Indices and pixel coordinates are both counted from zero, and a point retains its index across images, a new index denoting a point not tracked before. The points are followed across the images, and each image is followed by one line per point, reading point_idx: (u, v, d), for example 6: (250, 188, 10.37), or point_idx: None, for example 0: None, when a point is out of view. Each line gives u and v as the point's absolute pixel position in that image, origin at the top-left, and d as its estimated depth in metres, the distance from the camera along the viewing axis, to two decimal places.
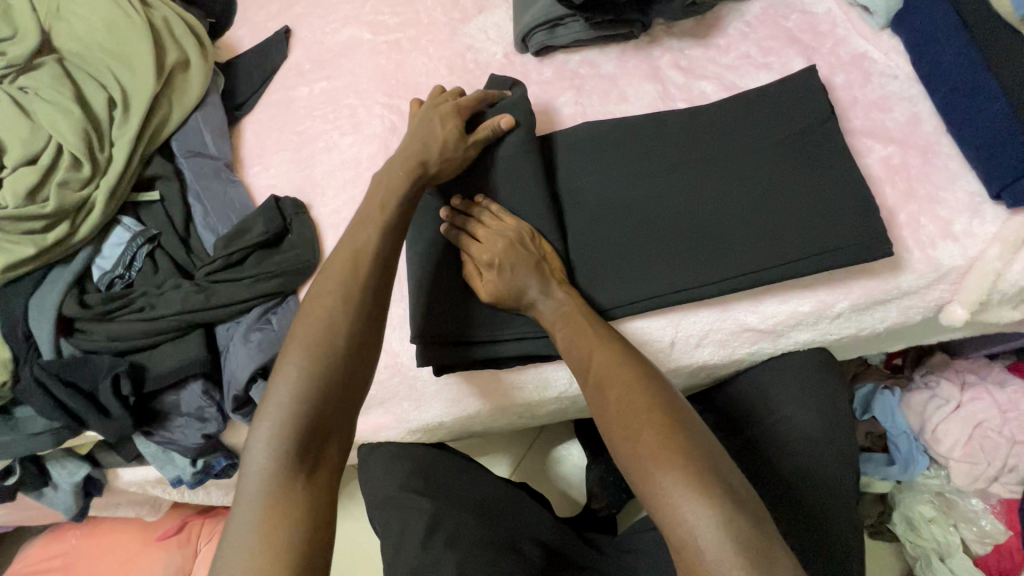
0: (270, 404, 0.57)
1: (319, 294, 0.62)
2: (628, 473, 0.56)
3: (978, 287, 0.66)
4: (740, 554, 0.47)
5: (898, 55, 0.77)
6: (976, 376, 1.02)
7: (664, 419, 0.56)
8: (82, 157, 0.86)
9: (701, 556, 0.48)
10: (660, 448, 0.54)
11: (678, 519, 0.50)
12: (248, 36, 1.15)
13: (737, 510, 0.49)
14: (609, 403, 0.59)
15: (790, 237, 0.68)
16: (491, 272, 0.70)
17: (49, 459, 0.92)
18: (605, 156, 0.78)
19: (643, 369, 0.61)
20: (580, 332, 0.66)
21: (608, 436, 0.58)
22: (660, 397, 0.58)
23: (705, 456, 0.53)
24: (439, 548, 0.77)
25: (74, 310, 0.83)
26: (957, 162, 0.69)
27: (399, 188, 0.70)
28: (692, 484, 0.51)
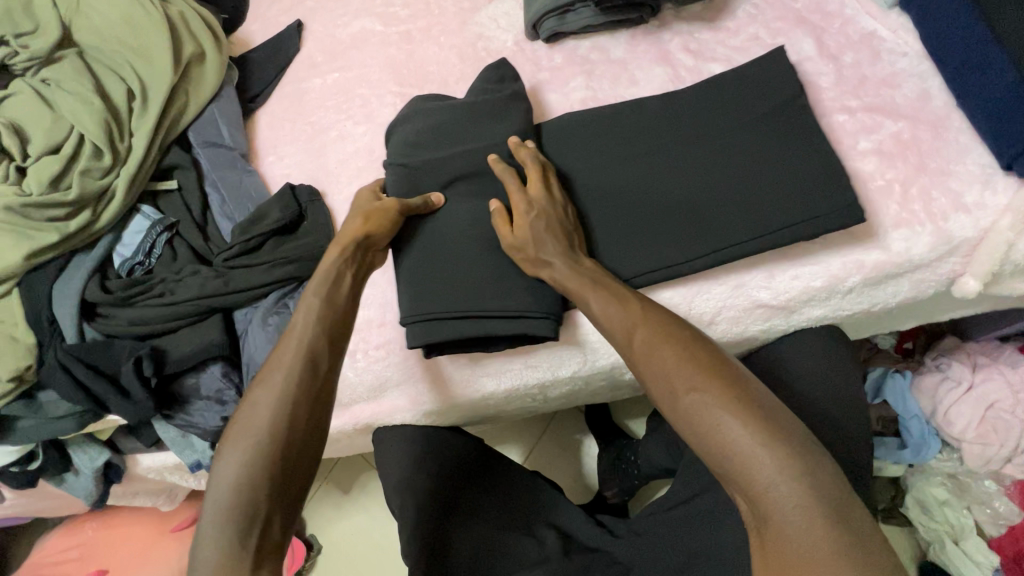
0: (210, 497, 0.56)
1: (263, 379, 0.62)
2: (688, 431, 0.55)
3: (990, 258, 0.66)
4: (821, 502, 0.49)
5: (906, 33, 0.78)
6: (988, 358, 1.02)
7: (722, 377, 0.56)
8: (103, 145, 0.88)
9: (778, 507, 0.49)
10: (723, 405, 0.54)
11: (757, 471, 0.51)
12: (260, 31, 1.17)
13: (811, 461, 0.51)
14: (662, 362, 0.59)
15: (763, 210, 0.70)
16: (523, 215, 0.71)
17: (69, 444, 0.94)
18: (589, 141, 0.79)
19: (688, 331, 0.61)
20: (624, 297, 0.65)
21: (663, 394, 0.58)
22: (711, 357, 0.58)
23: (766, 409, 0.54)
24: (456, 530, 0.82)
25: (96, 296, 0.84)
26: (967, 136, 0.70)
27: (337, 267, 0.70)
28: (761, 438, 0.52)
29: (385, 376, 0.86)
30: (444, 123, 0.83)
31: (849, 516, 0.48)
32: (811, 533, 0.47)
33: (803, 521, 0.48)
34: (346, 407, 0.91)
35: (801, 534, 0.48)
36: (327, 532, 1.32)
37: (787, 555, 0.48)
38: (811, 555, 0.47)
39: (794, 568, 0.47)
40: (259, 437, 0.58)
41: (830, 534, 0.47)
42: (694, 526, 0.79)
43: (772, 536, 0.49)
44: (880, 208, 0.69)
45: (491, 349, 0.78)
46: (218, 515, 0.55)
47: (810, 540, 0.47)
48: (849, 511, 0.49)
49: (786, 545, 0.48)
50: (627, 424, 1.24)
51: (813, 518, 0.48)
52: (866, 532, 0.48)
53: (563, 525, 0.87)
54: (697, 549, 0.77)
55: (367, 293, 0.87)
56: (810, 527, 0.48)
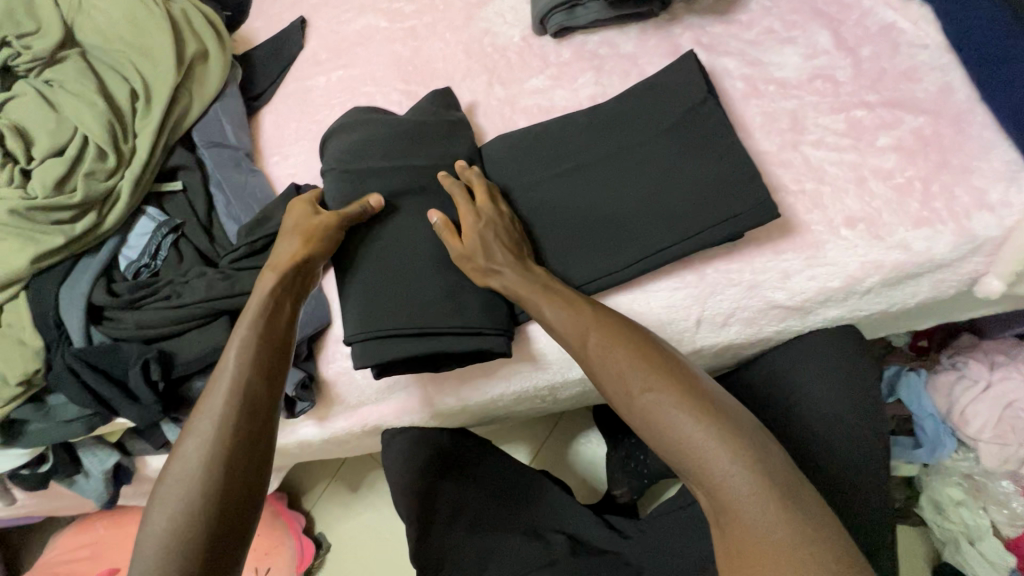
0: (150, 529, 0.55)
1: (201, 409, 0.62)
2: (644, 429, 0.57)
3: (1015, 258, 0.64)
4: (773, 487, 0.50)
5: (928, 24, 0.75)
6: (1007, 356, 1.00)
7: (672, 374, 0.58)
8: (107, 147, 0.87)
9: (733, 497, 0.51)
10: (675, 401, 0.56)
11: (712, 462, 0.52)
12: (264, 28, 1.15)
13: (760, 447, 0.53)
14: (616, 365, 0.60)
15: (687, 211, 0.70)
16: (470, 226, 0.71)
17: (80, 446, 0.94)
18: (519, 158, 0.80)
19: (637, 331, 0.63)
20: (577, 302, 0.66)
21: (618, 395, 0.59)
22: (661, 355, 0.60)
23: (715, 402, 0.56)
24: (465, 532, 0.81)
25: (102, 299, 0.84)
26: (992, 131, 0.68)
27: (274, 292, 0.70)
28: (713, 430, 0.53)
29: (393, 378, 0.85)
30: (387, 137, 0.82)
31: (801, 500, 0.50)
32: (768, 519, 0.49)
33: (759, 509, 0.49)
34: (355, 409, 0.90)
35: (756, 522, 0.49)
36: (336, 531, 1.32)
37: (744, 544, 0.49)
38: (768, 543, 0.48)
39: (754, 557, 0.48)
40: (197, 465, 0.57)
41: (784, 519, 0.49)
42: (706, 529, 0.78)
43: (730, 527, 0.50)
44: (900, 206, 0.67)
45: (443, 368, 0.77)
46: (172, 523, 0.54)
47: (766, 526, 0.49)
48: (800, 494, 0.50)
49: (744, 535, 0.49)
50: None
51: (768, 505, 0.49)
52: (817, 512, 0.50)
53: (572, 529, 0.86)
54: (710, 553, 0.75)
55: None
56: (766, 513, 0.49)
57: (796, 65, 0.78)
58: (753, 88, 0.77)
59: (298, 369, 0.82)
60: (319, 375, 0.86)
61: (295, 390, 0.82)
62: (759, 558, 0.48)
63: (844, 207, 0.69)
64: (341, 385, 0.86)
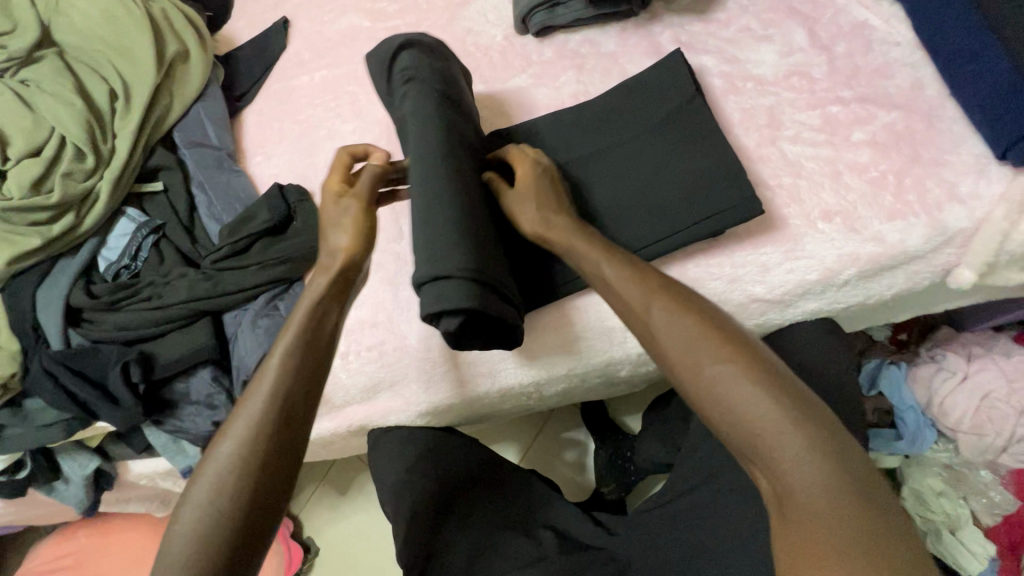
0: (174, 531, 0.52)
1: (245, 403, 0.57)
2: (709, 403, 0.52)
3: (985, 249, 0.66)
4: (848, 494, 0.46)
5: (899, 23, 0.77)
6: (983, 348, 1.02)
7: (749, 352, 0.53)
8: (85, 148, 0.86)
9: (805, 487, 0.46)
10: (750, 379, 0.51)
11: (786, 456, 0.48)
12: (246, 28, 1.14)
13: (839, 451, 0.48)
14: (683, 333, 0.55)
15: (677, 205, 0.71)
16: (536, 169, 0.70)
17: (59, 452, 0.92)
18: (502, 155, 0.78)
19: (710, 302, 0.57)
20: (637, 270, 0.61)
21: (684, 366, 0.53)
22: (735, 330, 0.55)
23: (793, 386, 0.51)
24: (452, 531, 0.81)
25: (81, 301, 0.83)
26: (961, 125, 0.70)
27: (335, 289, 0.64)
28: (790, 414, 0.49)
29: (378, 377, 0.85)
30: (457, 82, 0.82)
31: (878, 503, 0.46)
32: (842, 525, 0.45)
33: (829, 512, 0.45)
34: (340, 409, 0.90)
35: (827, 516, 0.45)
36: (324, 535, 1.31)
37: (808, 540, 0.45)
38: (836, 539, 0.44)
39: (819, 552, 0.44)
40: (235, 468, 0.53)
41: (855, 519, 0.45)
42: (693, 522, 0.78)
43: (793, 517, 0.46)
44: (874, 199, 0.69)
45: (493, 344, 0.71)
46: (198, 526, 0.51)
47: (839, 523, 0.45)
48: (877, 497, 0.47)
49: (812, 527, 0.45)
50: (623, 420, 1.24)
51: (840, 512, 0.45)
52: (891, 519, 0.46)
53: (561, 526, 0.86)
54: (697, 546, 0.76)
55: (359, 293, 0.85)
56: (836, 518, 0.45)
57: (772, 62, 0.79)
58: (732, 85, 0.78)
59: None
60: None
61: None
62: (826, 552, 0.44)
63: (822, 201, 0.70)
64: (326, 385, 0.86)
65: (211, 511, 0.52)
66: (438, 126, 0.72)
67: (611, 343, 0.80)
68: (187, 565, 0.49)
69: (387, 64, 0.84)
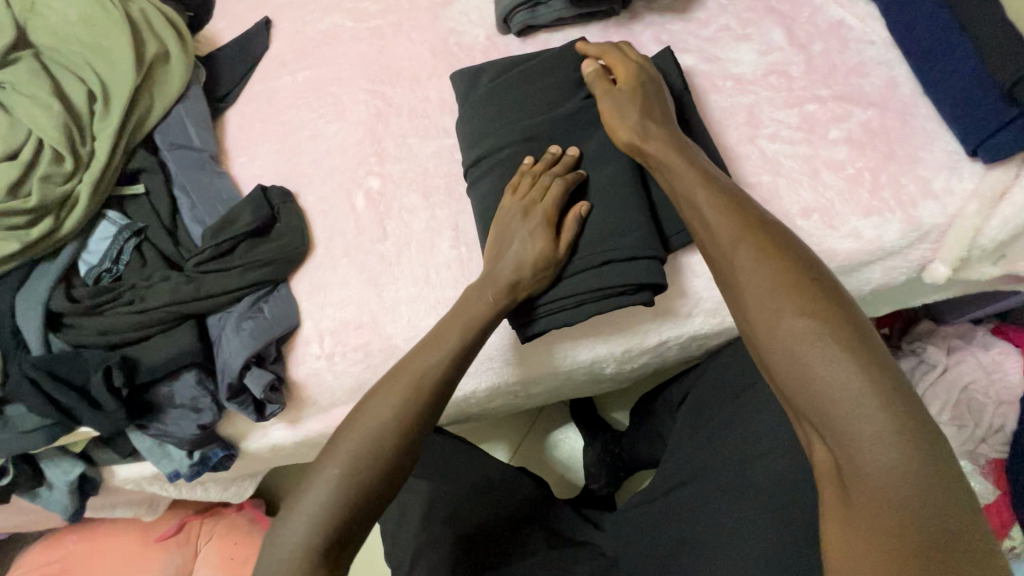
0: (304, 500, 0.55)
1: (384, 390, 0.61)
2: (782, 357, 0.52)
3: (958, 245, 0.67)
4: (921, 471, 0.45)
5: (874, 22, 0.78)
6: (962, 341, 1.03)
7: (840, 312, 0.52)
8: (64, 151, 0.85)
9: (875, 458, 0.46)
10: (831, 339, 0.50)
11: (859, 422, 0.47)
12: (227, 28, 1.13)
13: (918, 429, 0.46)
14: (766, 283, 0.55)
15: (667, 207, 0.73)
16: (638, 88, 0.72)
17: (41, 458, 0.91)
18: (496, 169, 0.76)
19: (808, 258, 0.56)
20: (729, 219, 0.59)
21: (762, 314, 0.54)
22: (830, 288, 0.53)
23: (883, 356, 0.50)
24: (439, 528, 0.81)
25: (61, 305, 0.82)
26: (935, 123, 0.71)
27: (488, 313, 0.66)
28: (871, 383, 0.48)
29: (364, 379, 0.84)
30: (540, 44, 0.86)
31: (954, 492, 0.45)
32: (908, 498, 0.44)
33: (897, 484, 0.45)
34: (326, 411, 0.89)
35: (893, 488, 0.45)
36: None
37: (865, 503, 0.46)
38: (897, 509, 0.44)
39: (871, 517, 0.45)
40: (372, 455, 0.57)
41: (926, 501, 0.44)
42: (678, 517, 0.79)
43: (851, 480, 0.47)
44: (851, 196, 0.70)
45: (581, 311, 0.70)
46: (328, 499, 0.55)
47: (905, 499, 0.44)
48: (955, 487, 0.45)
49: (869, 493, 0.46)
50: (613, 416, 1.25)
51: (907, 486, 0.45)
52: (970, 515, 0.44)
53: (550, 522, 0.87)
54: (684, 538, 0.77)
55: (344, 295, 0.85)
56: (904, 492, 0.44)
57: (751, 61, 0.80)
58: (711, 84, 0.79)
59: (267, 371, 0.81)
60: (289, 377, 0.85)
61: (265, 393, 0.80)
62: (877, 519, 0.45)
63: (801, 198, 0.71)
64: (312, 387, 0.85)
65: (366, 471, 0.57)
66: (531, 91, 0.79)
67: (595, 338, 0.79)
68: (312, 535, 0.54)
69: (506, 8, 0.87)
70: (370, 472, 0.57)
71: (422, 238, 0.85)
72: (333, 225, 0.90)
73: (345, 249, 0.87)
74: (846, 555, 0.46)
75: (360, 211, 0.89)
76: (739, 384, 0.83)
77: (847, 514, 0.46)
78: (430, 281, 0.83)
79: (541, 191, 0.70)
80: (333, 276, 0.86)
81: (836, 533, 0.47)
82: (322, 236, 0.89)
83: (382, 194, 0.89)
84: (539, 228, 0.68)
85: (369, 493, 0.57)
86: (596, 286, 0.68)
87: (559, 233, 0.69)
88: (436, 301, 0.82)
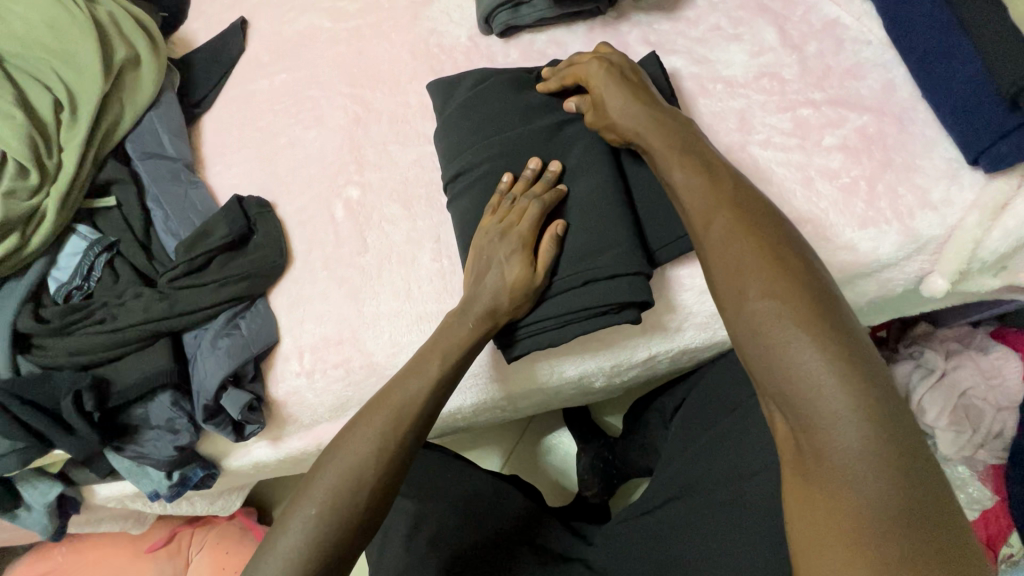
0: (281, 541, 0.53)
1: (364, 422, 0.59)
2: (747, 336, 0.50)
3: (958, 256, 0.64)
4: (885, 457, 0.43)
5: (870, 20, 0.75)
6: (960, 345, 1.01)
7: (809, 292, 0.49)
8: (28, 164, 0.82)
9: (834, 443, 0.44)
10: (796, 320, 0.48)
11: (820, 403, 0.45)
12: (202, 29, 1.09)
13: (883, 413, 0.44)
14: (736, 262, 0.53)
15: (655, 221, 0.71)
16: (620, 73, 0.69)
17: (18, 480, 0.87)
18: (477, 184, 0.73)
19: (786, 236, 0.53)
20: (710, 201, 0.57)
21: (730, 292, 0.52)
22: (801, 267, 0.52)
23: (852, 336, 0.47)
24: (424, 549, 0.79)
25: (29, 326, 0.79)
26: (933, 128, 0.68)
27: (470, 340, 0.64)
28: (835, 365, 0.46)
29: (345, 396, 0.81)
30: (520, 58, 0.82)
31: (921, 483, 0.43)
32: (869, 485, 0.42)
33: (858, 470, 0.43)
34: (309, 428, 0.86)
35: (850, 476, 0.43)
36: None
37: (825, 488, 0.44)
38: (857, 496, 0.43)
39: (827, 504, 0.44)
40: (352, 492, 0.55)
41: (890, 490, 0.42)
42: (666, 535, 0.77)
43: (811, 465, 0.45)
44: (846, 206, 0.67)
45: (567, 331, 0.68)
46: (306, 539, 0.53)
47: (866, 488, 0.43)
48: (923, 476, 0.43)
49: (828, 477, 0.44)
50: (606, 420, 1.23)
51: (868, 473, 0.43)
52: (939, 506, 0.42)
53: (539, 540, 0.85)
54: (671, 556, 0.75)
55: (323, 309, 0.82)
56: (865, 478, 0.43)
57: (742, 63, 0.77)
58: (701, 87, 0.75)
59: (245, 391, 0.78)
60: (268, 396, 0.83)
61: (242, 413, 0.78)
62: (835, 506, 0.43)
63: (793, 208, 0.68)
64: (292, 405, 0.83)
65: (346, 508, 0.55)
66: (511, 103, 0.76)
67: (582, 355, 0.77)
68: None
69: (487, 7, 0.84)
70: (349, 509, 0.55)
71: (403, 250, 0.82)
72: (311, 236, 0.87)
73: (324, 262, 0.84)
74: (803, 540, 0.45)
75: (340, 222, 0.86)
76: (733, 398, 0.81)
77: (805, 498, 0.45)
78: (411, 295, 0.80)
79: (518, 210, 0.68)
80: (312, 290, 0.84)
81: (797, 518, 0.46)
82: (301, 248, 0.86)
83: (362, 204, 0.86)
84: (520, 247, 0.66)
85: (348, 528, 0.54)
86: (578, 306, 0.66)
87: (540, 252, 0.66)
88: (418, 316, 0.79)
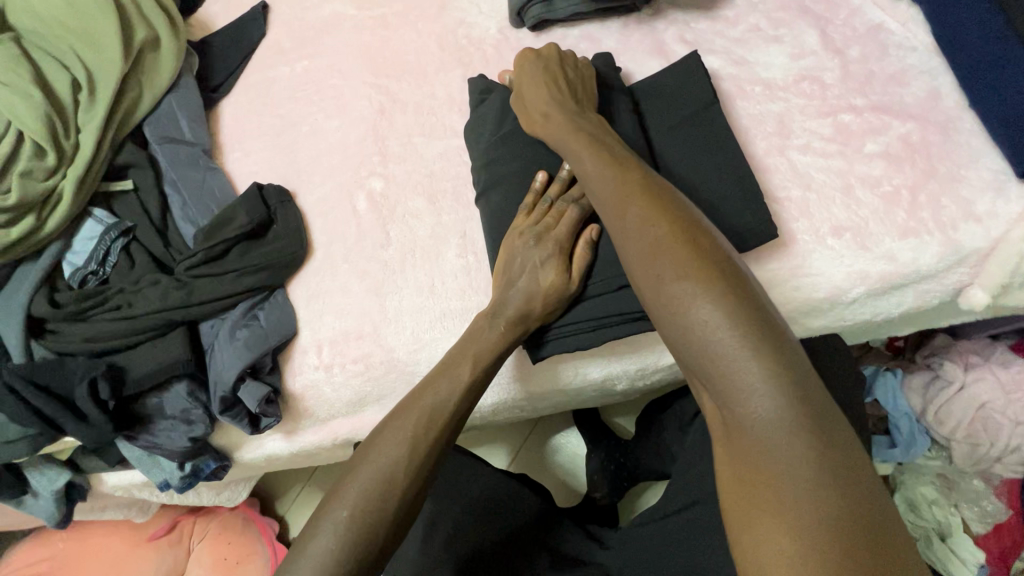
0: (313, 544, 0.52)
1: (393, 424, 0.58)
2: (666, 320, 0.52)
3: (1000, 270, 0.64)
4: (799, 421, 0.45)
5: (916, 26, 0.75)
6: (980, 357, 0.98)
7: (718, 270, 0.52)
8: (45, 144, 0.80)
9: (751, 415, 0.46)
10: (708, 299, 0.50)
11: (734, 377, 0.47)
12: (222, 12, 1.07)
13: (792, 380, 0.47)
14: (652, 245, 0.54)
15: None
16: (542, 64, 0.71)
17: (25, 467, 0.85)
18: (508, 183, 0.72)
19: (693, 215, 0.56)
20: (627, 186, 0.58)
21: (648, 277, 0.54)
22: (709, 245, 0.53)
23: (758, 310, 0.50)
24: (440, 549, 0.78)
25: (44, 311, 0.77)
26: (980, 140, 0.67)
27: (499, 343, 0.63)
28: (743, 340, 0.48)
29: (364, 392, 0.80)
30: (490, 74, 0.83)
31: (836, 440, 0.45)
32: (789, 448, 0.45)
33: (776, 435, 0.45)
34: (324, 422, 0.85)
35: (770, 444, 0.45)
36: None
37: (752, 459, 0.46)
38: (778, 464, 0.45)
39: (755, 475, 0.45)
40: (384, 495, 0.54)
41: (811, 455, 0.44)
42: (686, 540, 0.76)
43: (736, 439, 0.47)
44: (887, 216, 0.66)
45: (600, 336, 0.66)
46: (337, 542, 0.52)
47: (787, 454, 0.45)
48: (840, 446, 0.45)
49: (751, 449, 0.46)
50: (616, 422, 1.22)
51: (785, 438, 0.45)
52: (853, 457, 0.45)
53: (554, 542, 0.83)
54: (691, 564, 0.74)
55: (344, 302, 0.81)
56: (784, 443, 0.45)
57: (782, 65, 0.75)
58: (740, 89, 0.74)
59: (262, 383, 0.77)
60: (284, 389, 0.81)
61: (260, 406, 0.76)
62: (760, 475, 0.45)
63: (831, 215, 0.67)
64: (310, 399, 0.81)
65: (376, 512, 0.54)
66: None
67: (607, 357, 0.76)
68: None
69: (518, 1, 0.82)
70: (383, 511, 0.54)
71: (427, 245, 0.81)
72: (332, 227, 0.85)
73: (345, 254, 0.83)
74: (734, 516, 0.46)
75: (362, 215, 0.84)
76: None
77: (734, 470, 0.47)
78: (434, 291, 0.79)
79: (551, 211, 0.67)
80: (332, 282, 0.82)
81: (728, 492, 0.47)
82: (320, 239, 0.85)
83: (386, 196, 0.84)
84: (551, 249, 0.65)
85: (379, 530, 0.53)
86: (612, 312, 0.65)
87: (569, 254, 0.66)
88: (441, 312, 0.78)
